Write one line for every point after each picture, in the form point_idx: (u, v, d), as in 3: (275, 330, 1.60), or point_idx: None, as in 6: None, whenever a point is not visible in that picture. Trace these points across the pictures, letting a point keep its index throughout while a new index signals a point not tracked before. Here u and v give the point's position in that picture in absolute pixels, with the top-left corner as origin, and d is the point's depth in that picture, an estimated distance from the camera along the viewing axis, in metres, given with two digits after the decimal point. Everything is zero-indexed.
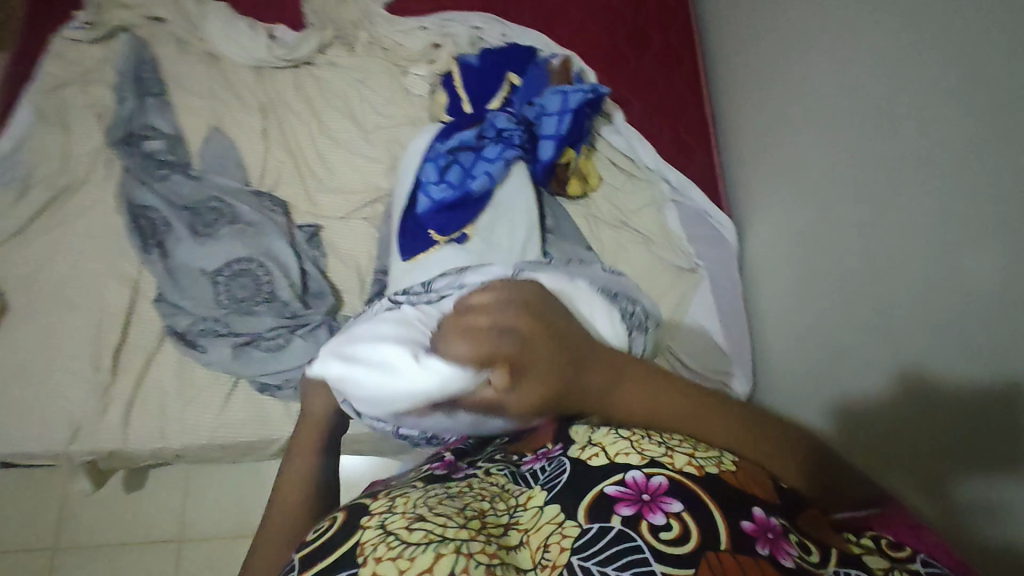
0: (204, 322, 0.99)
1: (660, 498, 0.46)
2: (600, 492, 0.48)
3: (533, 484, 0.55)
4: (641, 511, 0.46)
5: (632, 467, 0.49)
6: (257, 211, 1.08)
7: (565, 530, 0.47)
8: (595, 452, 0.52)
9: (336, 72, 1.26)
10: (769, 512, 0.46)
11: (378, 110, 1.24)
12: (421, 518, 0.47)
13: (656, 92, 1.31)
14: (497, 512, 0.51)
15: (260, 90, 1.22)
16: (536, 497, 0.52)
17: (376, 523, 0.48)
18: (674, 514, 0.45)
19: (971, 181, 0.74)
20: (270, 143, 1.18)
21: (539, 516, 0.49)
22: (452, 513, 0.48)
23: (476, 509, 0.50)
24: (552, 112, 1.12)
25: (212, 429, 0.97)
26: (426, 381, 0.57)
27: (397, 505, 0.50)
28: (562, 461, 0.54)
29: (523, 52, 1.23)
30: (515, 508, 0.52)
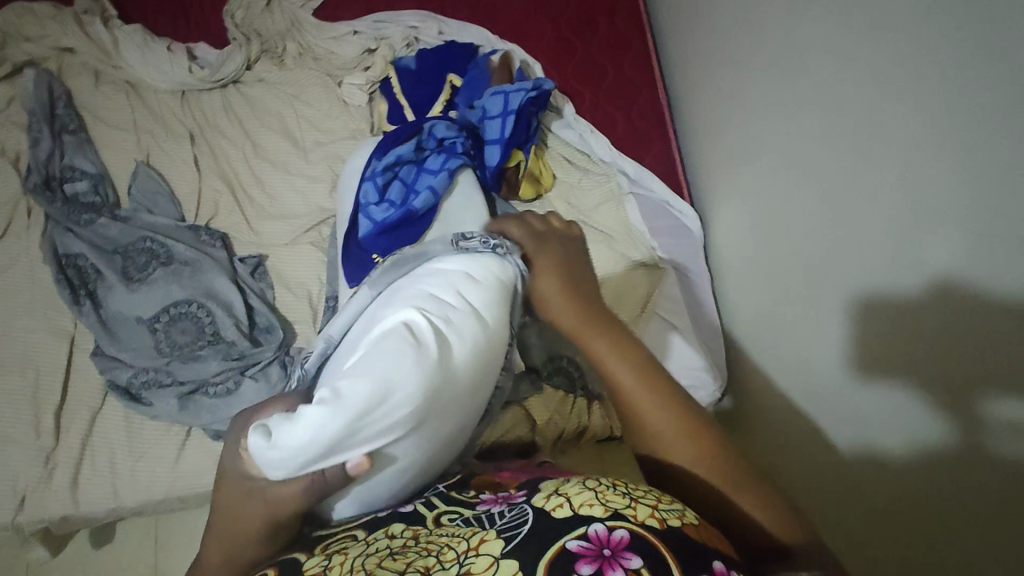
0: (146, 374, 0.94)
1: (620, 553, 0.41)
2: (561, 546, 0.44)
3: (488, 525, 0.50)
4: (599, 567, 0.41)
5: (595, 520, 0.45)
6: (193, 248, 1.02)
7: None
8: (559, 502, 0.48)
9: (267, 89, 1.19)
10: (729, 566, 0.42)
11: (315, 125, 1.17)
12: None
13: (606, 79, 1.25)
14: (443, 564, 0.46)
15: (187, 115, 1.15)
16: (490, 544, 0.47)
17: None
18: (632, 571, 0.40)
19: (922, 155, 0.69)
20: (203, 171, 1.12)
21: (491, 570, 0.44)
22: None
23: (419, 570, 0.45)
24: (495, 114, 1.06)
25: (168, 483, 0.92)
26: (317, 434, 0.44)
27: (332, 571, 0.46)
28: (524, 510, 0.50)
29: (460, 51, 1.17)
30: (466, 553, 0.46)
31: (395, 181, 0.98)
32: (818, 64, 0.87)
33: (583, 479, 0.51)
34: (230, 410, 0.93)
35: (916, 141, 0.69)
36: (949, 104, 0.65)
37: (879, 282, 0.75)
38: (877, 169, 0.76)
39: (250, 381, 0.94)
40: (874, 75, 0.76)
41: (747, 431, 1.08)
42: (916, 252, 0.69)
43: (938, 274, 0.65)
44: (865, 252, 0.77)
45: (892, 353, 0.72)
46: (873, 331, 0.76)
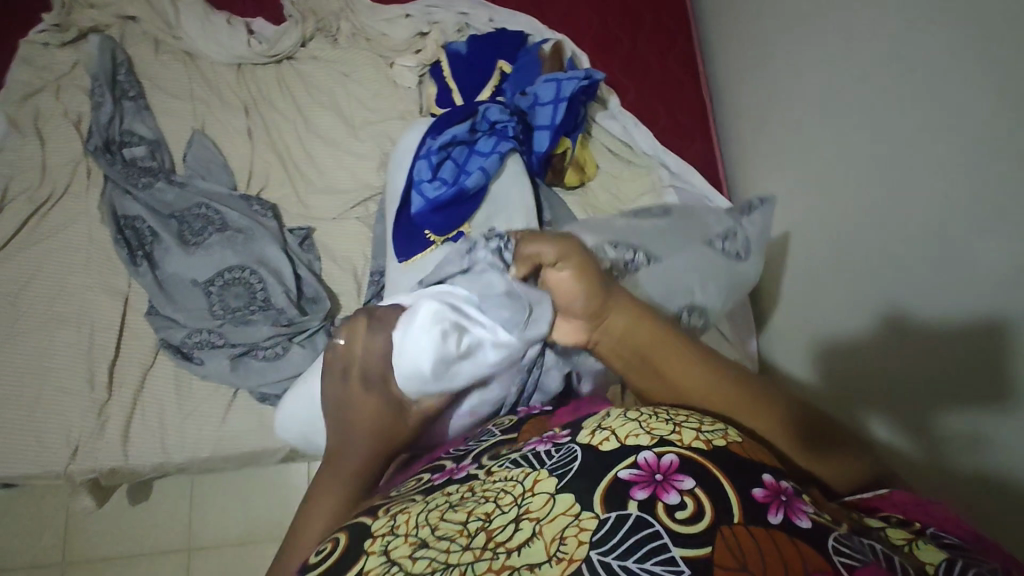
0: (199, 334, 0.97)
1: (672, 477, 0.45)
2: (612, 477, 0.46)
3: (539, 466, 0.49)
4: (654, 492, 0.44)
5: (644, 448, 0.48)
6: (245, 216, 1.05)
7: (582, 522, 0.43)
8: (606, 436, 0.50)
9: (320, 66, 1.22)
10: (778, 478, 0.46)
11: (365, 104, 1.20)
12: (424, 545, 0.44)
13: (651, 74, 1.28)
14: (502, 508, 0.46)
15: (242, 88, 1.18)
16: (545, 482, 0.47)
17: (380, 551, 0.45)
18: (686, 491, 0.44)
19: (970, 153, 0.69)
20: (256, 143, 1.15)
21: (550, 507, 0.45)
22: (456, 533, 0.45)
23: (481, 517, 0.46)
24: (546, 101, 1.08)
25: (214, 442, 0.95)
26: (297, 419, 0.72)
27: (398, 529, 0.46)
28: (571, 449, 0.50)
29: (512, 38, 1.19)
30: (522, 493, 0.47)
31: (447, 161, 1.00)
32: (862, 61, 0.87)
33: (625, 411, 0.53)
34: (280, 374, 0.96)
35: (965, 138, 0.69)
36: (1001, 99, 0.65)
37: (917, 278, 0.75)
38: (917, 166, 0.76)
39: (299, 347, 0.97)
40: (923, 69, 0.76)
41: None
42: (964, 250, 0.69)
43: (991, 273, 0.66)
44: (901, 249, 0.78)
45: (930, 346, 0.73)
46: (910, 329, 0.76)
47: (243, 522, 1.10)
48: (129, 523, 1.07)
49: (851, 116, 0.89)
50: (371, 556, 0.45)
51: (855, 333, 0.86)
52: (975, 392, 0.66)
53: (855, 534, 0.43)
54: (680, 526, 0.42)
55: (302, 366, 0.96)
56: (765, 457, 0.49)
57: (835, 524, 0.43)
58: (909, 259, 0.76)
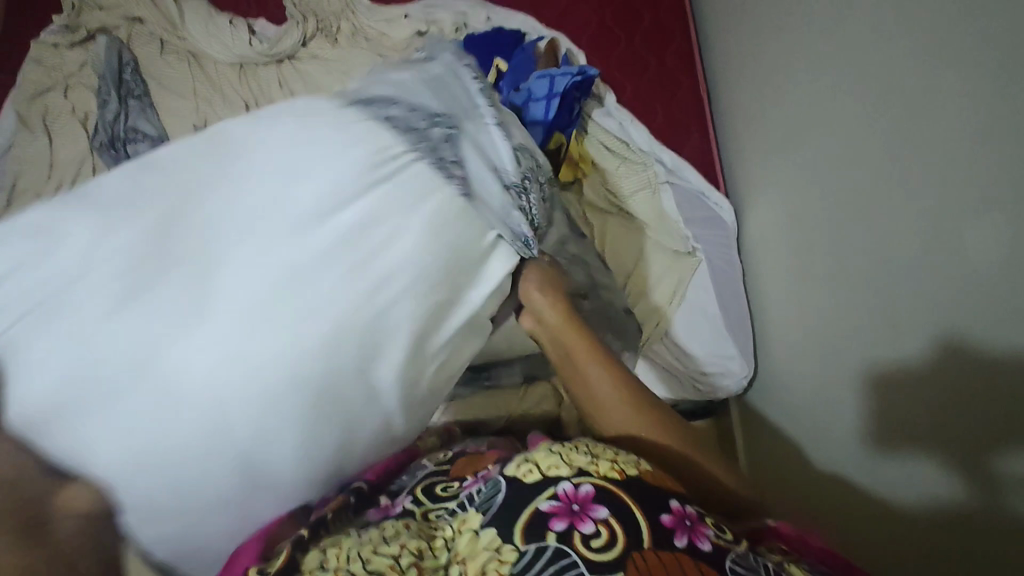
0: None
1: (588, 507, 0.49)
2: (533, 508, 0.50)
3: (467, 508, 0.55)
4: (571, 523, 0.48)
5: (563, 479, 0.52)
6: None
7: (502, 555, 0.48)
8: (529, 469, 0.54)
9: (320, 64, 1.24)
10: (682, 500, 0.51)
11: None
12: (356, 574, 0.49)
13: (648, 72, 1.28)
14: (434, 553, 0.53)
15: (244, 87, 1.20)
16: (471, 521, 0.53)
17: (317, 574, 0.50)
18: (601, 520, 0.48)
19: (973, 140, 0.67)
20: None
21: (472, 545, 0.51)
22: (386, 567, 0.49)
23: (414, 551, 0.52)
24: (539, 97, 1.09)
25: None
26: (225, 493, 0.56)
27: (328, 562, 0.51)
28: (495, 484, 0.55)
29: (508, 38, 1.21)
30: (451, 537, 0.54)
31: None
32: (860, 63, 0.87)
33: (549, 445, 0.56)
34: None
35: (967, 123, 0.68)
36: (1002, 85, 0.64)
37: (922, 282, 0.75)
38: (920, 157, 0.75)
39: None
40: (918, 62, 0.76)
41: (777, 429, 1.07)
42: (963, 246, 0.69)
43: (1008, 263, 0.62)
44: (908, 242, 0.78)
45: (942, 348, 0.71)
46: (925, 331, 0.74)
47: None
48: None
49: (851, 110, 0.89)
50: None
51: (863, 333, 0.86)
52: (975, 382, 0.66)
53: (742, 558, 0.48)
54: (593, 554, 0.46)
55: None
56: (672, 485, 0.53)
57: (732, 541, 0.50)
58: (919, 250, 0.75)
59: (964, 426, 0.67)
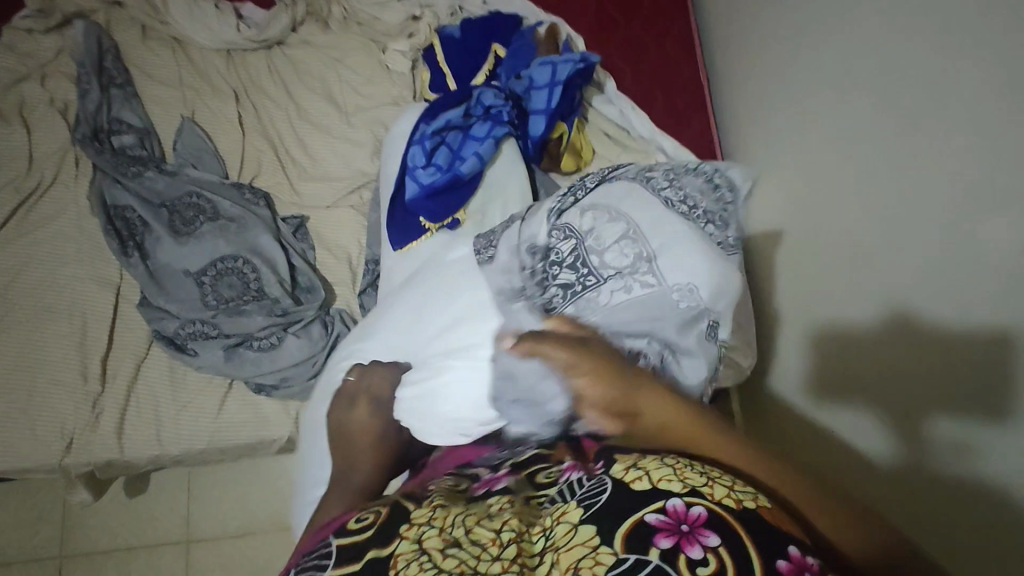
0: (191, 325, 0.95)
1: (699, 530, 0.41)
2: (639, 518, 0.43)
3: (569, 498, 0.50)
4: (678, 542, 0.41)
5: (673, 495, 0.44)
6: (238, 205, 1.03)
7: (599, 556, 0.42)
8: (638, 475, 0.48)
9: (311, 51, 1.20)
10: (804, 551, 0.41)
11: (357, 90, 1.18)
12: (456, 545, 0.46)
13: (647, 58, 1.26)
14: (532, 537, 0.48)
15: (232, 74, 1.16)
16: (570, 513, 0.47)
17: (414, 536, 0.47)
18: (711, 548, 0.40)
19: (966, 139, 0.65)
20: (247, 130, 1.13)
21: (570, 536, 0.45)
22: (488, 542, 0.47)
23: (514, 530, 0.48)
24: (541, 84, 1.06)
25: (210, 434, 0.95)
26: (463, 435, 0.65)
27: (434, 520, 0.49)
28: (602, 480, 0.49)
29: (507, 22, 1.18)
30: (548, 526, 0.48)
31: (441, 146, 0.98)
32: (864, 47, 0.84)
33: (661, 456, 0.50)
34: (275, 365, 0.96)
35: (959, 118, 0.67)
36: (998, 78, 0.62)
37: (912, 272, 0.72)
38: (909, 155, 0.73)
39: (293, 338, 0.96)
40: (918, 55, 0.74)
41: None
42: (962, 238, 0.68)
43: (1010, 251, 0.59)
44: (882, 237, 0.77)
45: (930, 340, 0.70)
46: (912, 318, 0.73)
47: (238, 513, 1.15)
48: (129, 513, 1.12)
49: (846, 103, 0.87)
50: (404, 541, 0.47)
51: None
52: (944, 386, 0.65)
53: None
54: None
55: (297, 357, 0.96)
56: (799, 533, 0.43)
57: None
58: (893, 246, 0.74)
59: (927, 423, 0.65)
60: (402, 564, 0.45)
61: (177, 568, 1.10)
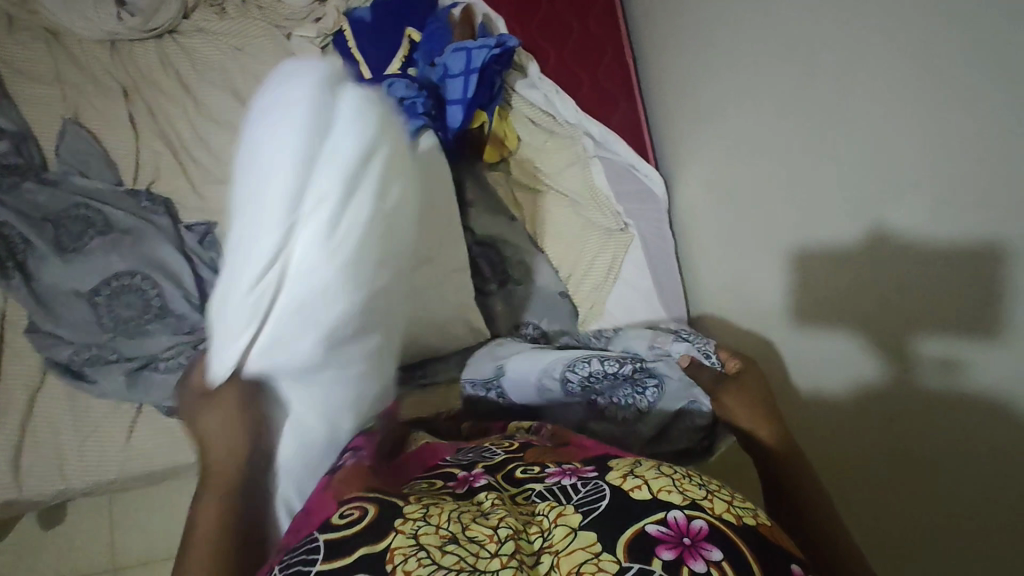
0: (89, 351, 0.88)
1: (700, 544, 0.42)
2: (640, 527, 0.44)
3: (564, 500, 0.50)
4: (681, 555, 0.41)
5: (674, 506, 0.45)
6: (133, 215, 0.95)
7: (601, 562, 0.42)
8: (637, 484, 0.48)
9: (207, 40, 1.10)
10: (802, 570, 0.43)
11: (263, 81, 1.10)
12: (454, 541, 0.44)
13: (572, 37, 1.21)
14: (529, 535, 0.47)
15: (117, 67, 1.05)
16: (569, 516, 0.47)
17: (410, 532, 0.45)
18: (714, 562, 0.40)
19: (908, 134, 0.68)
20: (142, 130, 1.03)
21: (571, 538, 0.45)
22: (486, 538, 0.45)
23: (511, 526, 0.46)
24: (456, 72, 1.01)
25: (120, 462, 0.89)
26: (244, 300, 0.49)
27: (431, 517, 0.47)
28: (599, 486, 0.50)
29: (421, 4, 1.12)
30: (546, 527, 0.47)
31: None
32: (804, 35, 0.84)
33: (657, 465, 0.51)
34: None
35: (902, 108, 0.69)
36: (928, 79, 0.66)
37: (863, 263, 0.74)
38: None
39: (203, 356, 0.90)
40: (840, 53, 0.78)
41: None
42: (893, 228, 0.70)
43: None
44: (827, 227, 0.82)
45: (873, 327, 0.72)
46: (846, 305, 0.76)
47: (168, 535, 1.09)
48: (42, 549, 1.04)
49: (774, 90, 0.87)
50: (400, 536, 0.44)
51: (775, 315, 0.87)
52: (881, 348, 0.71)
53: None
54: None
55: None
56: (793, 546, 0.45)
57: None
58: None
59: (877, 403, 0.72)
60: (400, 558, 0.42)
61: None
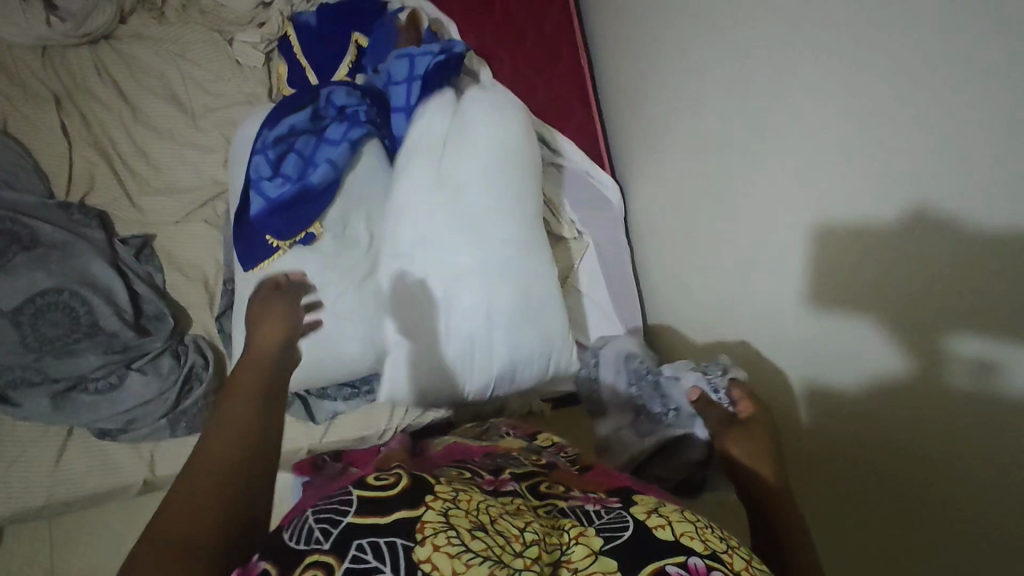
0: (10, 373, 0.84)
1: None
2: (658, 565, 0.41)
3: (586, 523, 0.47)
4: None
5: (695, 552, 0.42)
6: (63, 228, 0.91)
7: None
8: (662, 522, 0.45)
9: (145, 45, 1.07)
10: None
11: (205, 88, 1.06)
12: (482, 529, 0.43)
13: (526, 41, 1.19)
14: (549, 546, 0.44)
15: (49, 73, 1.01)
16: (591, 539, 0.45)
17: (440, 509, 0.44)
18: None
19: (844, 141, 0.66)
20: (75, 140, 1.00)
21: (590, 562, 0.42)
22: (512, 538, 0.43)
23: (536, 534, 0.45)
24: (401, 83, 0.98)
25: (49, 487, 0.85)
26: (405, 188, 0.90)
27: (461, 503, 0.46)
28: (623, 516, 0.48)
29: (369, 8, 1.08)
30: (565, 544, 0.45)
31: (290, 154, 0.90)
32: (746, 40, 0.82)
33: (682, 508, 0.49)
34: (119, 406, 0.87)
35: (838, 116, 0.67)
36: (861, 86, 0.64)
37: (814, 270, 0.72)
38: None
39: (137, 374, 0.88)
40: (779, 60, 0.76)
41: None
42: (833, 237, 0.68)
43: None
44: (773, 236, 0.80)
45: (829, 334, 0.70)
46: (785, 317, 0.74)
47: (110, 558, 1.05)
48: None
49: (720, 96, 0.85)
50: (430, 510, 0.43)
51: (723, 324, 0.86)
52: None
53: None
54: None
55: (144, 395, 0.87)
56: None
57: None
58: None
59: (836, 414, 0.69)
60: (430, 531, 0.41)
61: None
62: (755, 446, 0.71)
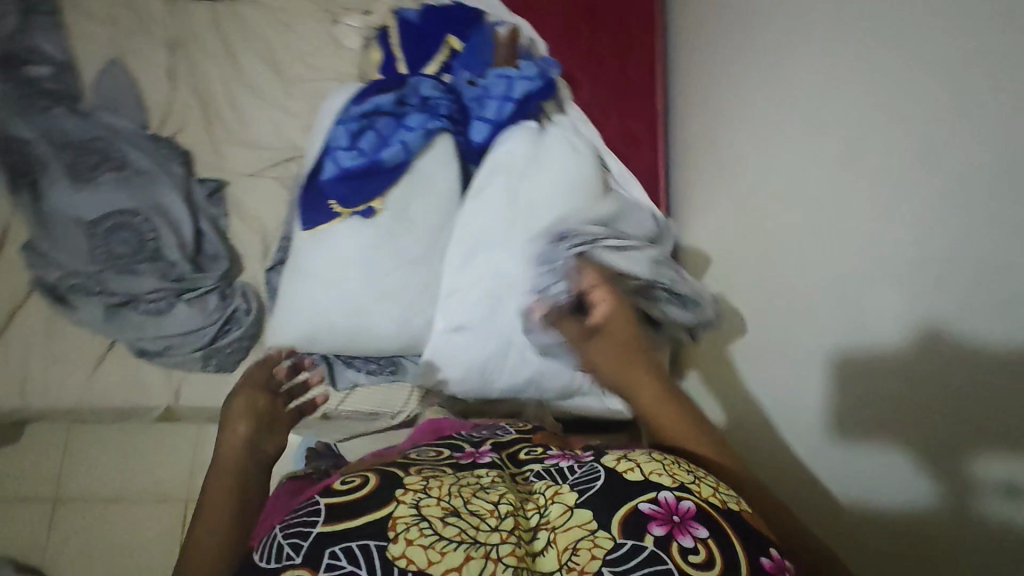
0: (75, 278, 0.90)
1: (689, 521, 0.44)
2: (633, 505, 0.46)
3: (560, 480, 0.51)
4: (670, 531, 0.43)
5: (665, 488, 0.47)
6: (150, 158, 0.98)
7: (597, 538, 0.44)
8: (630, 466, 0.50)
9: (259, 11, 1.15)
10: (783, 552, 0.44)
11: (303, 59, 1.14)
12: (455, 514, 0.46)
13: (608, 74, 1.24)
14: (526, 513, 0.49)
15: (170, 21, 1.10)
16: (565, 494, 0.49)
17: (411, 502, 0.47)
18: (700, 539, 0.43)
19: None
20: (178, 83, 1.07)
21: (568, 516, 0.47)
22: (486, 513, 0.47)
23: (509, 503, 0.49)
24: (495, 95, 1.03)
25: (81, 391, 0.90)
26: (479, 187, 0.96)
27: (431, 489, 0.49)
28: (594, 468, 0.51)
29: (471, 18, 1.15)
30: (543, 503, 0.50)
31: (369, 130, 0.96)
32: None
33: (647, 449, 0.53)
34: (161, 330, 0.92)
35: None
36: None
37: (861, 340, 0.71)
38: None
39: (184, 306, 0.92)
40: None
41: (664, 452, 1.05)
42: None
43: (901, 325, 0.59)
44: None
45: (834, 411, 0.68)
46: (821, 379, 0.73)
47: (116, 477, 1.09)
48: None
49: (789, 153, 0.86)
50: (401, 505, 0.47)
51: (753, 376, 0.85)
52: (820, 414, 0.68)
53: None
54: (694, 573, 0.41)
55: (187, 325, 0.92)
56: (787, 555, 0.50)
57: None
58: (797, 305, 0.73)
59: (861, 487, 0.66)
60: (401, 527, 0.45)
61: (39, 527, 1.04)
62: (621, 342, 0.69)
